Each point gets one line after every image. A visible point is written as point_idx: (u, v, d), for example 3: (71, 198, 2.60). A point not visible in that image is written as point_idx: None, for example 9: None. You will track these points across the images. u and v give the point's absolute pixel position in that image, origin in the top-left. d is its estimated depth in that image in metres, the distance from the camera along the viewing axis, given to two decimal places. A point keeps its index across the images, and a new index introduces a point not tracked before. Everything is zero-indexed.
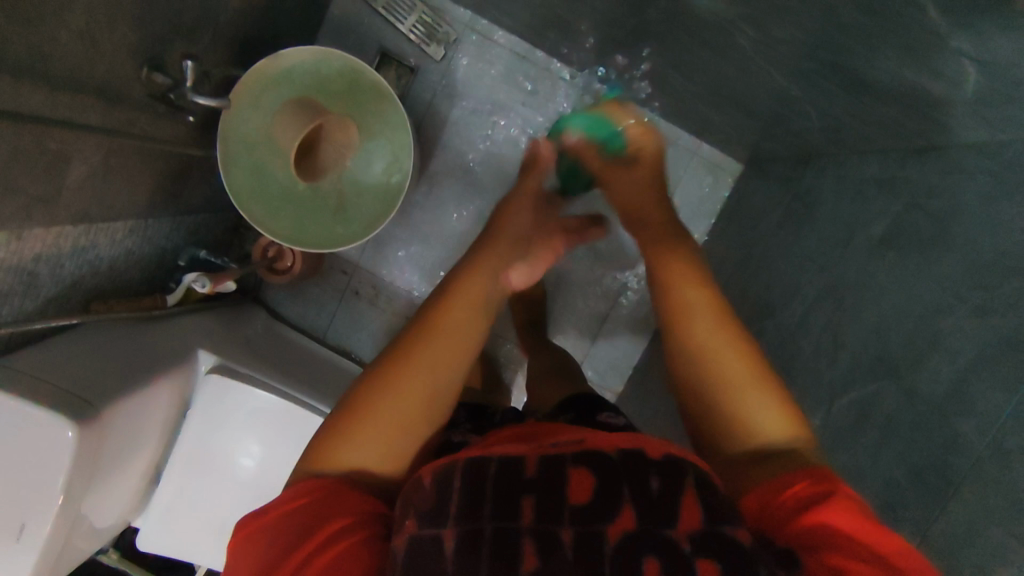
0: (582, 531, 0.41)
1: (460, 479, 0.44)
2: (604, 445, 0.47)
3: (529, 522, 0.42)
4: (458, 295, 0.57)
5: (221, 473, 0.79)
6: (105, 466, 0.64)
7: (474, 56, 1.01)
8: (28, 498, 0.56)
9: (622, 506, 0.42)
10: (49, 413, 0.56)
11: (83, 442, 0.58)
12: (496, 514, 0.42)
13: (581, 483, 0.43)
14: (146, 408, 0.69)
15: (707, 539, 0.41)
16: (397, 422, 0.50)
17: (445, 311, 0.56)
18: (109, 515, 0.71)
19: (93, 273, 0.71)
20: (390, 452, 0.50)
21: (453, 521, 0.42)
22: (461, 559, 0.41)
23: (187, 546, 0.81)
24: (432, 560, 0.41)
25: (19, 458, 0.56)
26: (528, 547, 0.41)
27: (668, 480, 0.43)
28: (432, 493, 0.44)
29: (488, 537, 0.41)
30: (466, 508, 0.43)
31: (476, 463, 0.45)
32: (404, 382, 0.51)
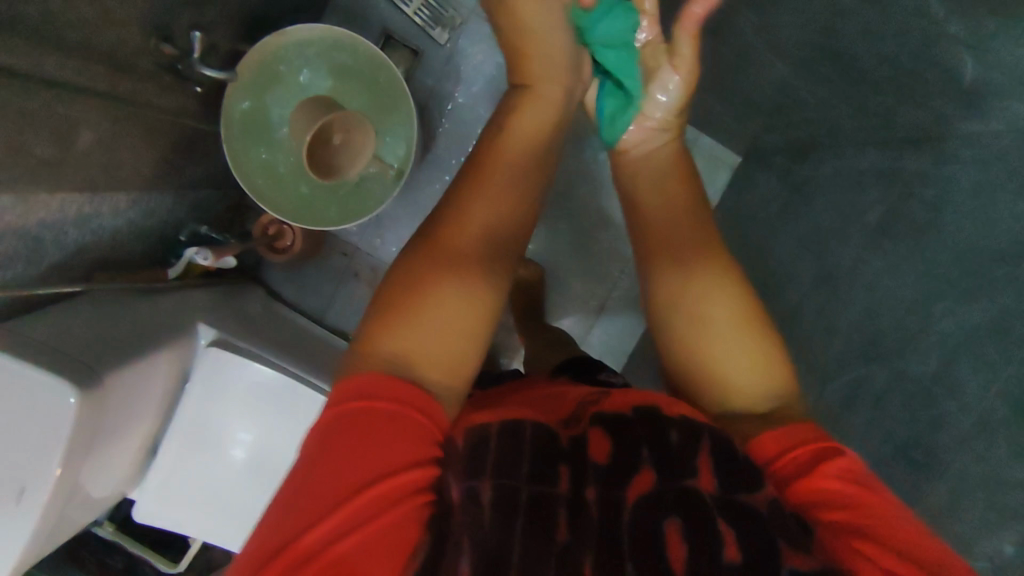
0: (607, 499, 0.41)
1: (495, 434, 0.43)
2: (620, 407, 0.47)
3: (564, 489, 0.41)
4: (453, 216, 0.53)
5: (220, 446, 0.79)
6: (102, 436, 0.64)
7: (478, 40, 1.02)
8: (30, 462, 0.56)
9: (642, 467, 0.42)
10: (52, 377, 0.56)
11: (86, 406, 0.58)
12: (530, 475, 0.41)
13: (599, 452, 0.43)
14: (144, 378, 0.69)
15: (728, 499, 0.41)
16: (423, 334, 0.46)
17: (451, 232, 0.52)
18: (106, 486, 0.71)
19: (96, 243, 0.71)
20: (424, 364, 0.45)
21: (489, 479, 0.40)
22: (495, 516, 0.39)
23: (181, 521, 0.80)
24: (469, 509, 0.40)
25: (22, 421, 0.56)
26: (563, 513, 0.40)
27: (686, 442, 0.43)
28: (461, 444, 0.43)
29: (523, 502, 0.40)
30: (502, 468, 0.41)
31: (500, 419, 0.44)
32: (430, 295, 0.48)
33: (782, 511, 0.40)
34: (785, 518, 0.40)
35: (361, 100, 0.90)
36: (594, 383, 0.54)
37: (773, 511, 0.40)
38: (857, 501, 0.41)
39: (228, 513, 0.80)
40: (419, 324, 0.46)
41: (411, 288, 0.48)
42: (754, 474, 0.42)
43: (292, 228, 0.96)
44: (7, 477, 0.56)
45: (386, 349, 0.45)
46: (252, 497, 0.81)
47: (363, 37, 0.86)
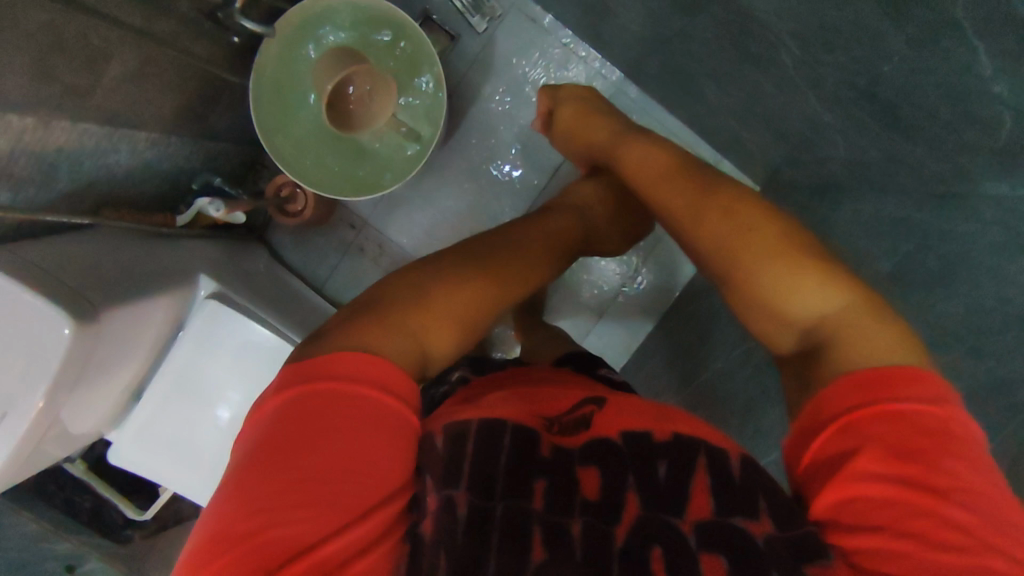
0: (590, 523, 0.41)
1: (473, 445, 0.43)
2: (610, 428, 0.47)
3: (540, 508, 0.41)
4: (512, 255, 0.61)
5: (204, 399, 0.76)
6: (89, 374, 0.63)
7: (515, 34, 1.02)
8: (16, 388, 0.56)
9: (628, 498, 0.42)
10: (49, 305, 0.55)
11: (77, 341, 0.57)
12: (505, 497, 0.42)
13: (588, 475, 0.43)
14: (139, 321, 0.67)
15: (714, 529, 0.41)
16: (441, 318, 0.51)
17: (497, 269, 0.58)
18: (84, 424, 0.69)
19: (109, 179, 0.70)
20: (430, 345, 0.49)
21: (466, 491, 0.41)
22: (469, 538, 0.40)
23: (156, 471, 0.77)
24: (450, 528, 0.40)
25: (11, 346, 0.55)
26: (539, 532, 0.40)
27: (676, 468, 0.43)
28: (443, 454, 0.43)
29: (498, 520, 0.40)
30: (477, 482, 0.42)
31: (489, 433, 0.44)
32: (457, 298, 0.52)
33: (784, 544, 0.40)
34: (783, 554, 0.39)
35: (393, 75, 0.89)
36: (592, 392, 0.54)
37: (772, 543, 0.40)
38: (898, 502, 0.38)
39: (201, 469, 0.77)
40: (445, 320, 0.51)
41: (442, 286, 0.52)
42: (750, 503, 0.42)
43: (307, 192, 0.95)
44: None
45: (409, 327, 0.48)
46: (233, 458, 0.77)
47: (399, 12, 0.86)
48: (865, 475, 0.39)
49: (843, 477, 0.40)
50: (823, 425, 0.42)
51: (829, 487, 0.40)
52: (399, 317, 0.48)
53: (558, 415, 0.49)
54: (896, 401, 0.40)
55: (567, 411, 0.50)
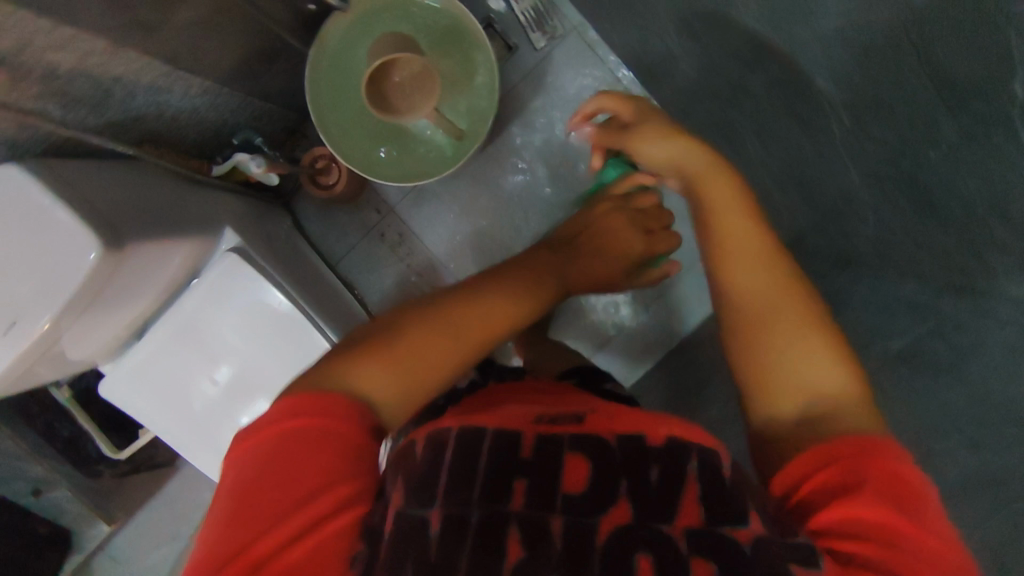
0: (575, 520, 0.42)
1: (450, 452, 0.45)
2: (604, 431, 0.47)
3: (518, 508, 0.42)
4: (483, 301, 0.55)
5: (204, 347, 0.75)
6: (102, 301, 0.63)
7: (571, 57, 1.04)
8: (32, 301, 0.56)
9: (617, 498, 0.42)
10: (82, 227, 0.56)
11: (99, 265, 0.57)
12: (483, 500, 0.43)
13: (575, 472, 0.44)
14: (159, 259, 0.67)
15: (701, 537, 0.40)
16: (410, 364, 0.49)
17: (474, 309, 0.54)
18: (82, 350, 0.69)
19: (157, 115, 0.71)
20: (396, 391, 0.48)
21: (439, 505, 0.42)
22: (443, 543, 0.41)
23: (143, 412, 0.76)
24: (415, 536, 0.41)
25: (36, 260, 0.55)
26: (516, 534, 0.41)
27: (669, 476, 0.43)
28: (421, 462, 0.45)
29: (475, 524, 0.41)
30: (450, 490, 0.43)
31: (466, 440, 0.46)
32: (425, 340, 0.50)
33: (772, 548, 0.40)
34: (774, 556, 0.39)
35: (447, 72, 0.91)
36: (593, 401, 0.55)
37: (757, 549, 0.40)
38: (889, 530, 0.38)
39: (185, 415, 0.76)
40: (410, 366, 0.49)
41: (405, 329, 0.50)
42: (738, 506, 0.42)
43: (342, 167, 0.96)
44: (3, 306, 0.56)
45: (373, 374, 0.47)
46: (224, 412, 0.77)
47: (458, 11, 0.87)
48: (858, 497, 0.40)
49: (838, 498, 0.40)
50: (807, 462, 0.43)
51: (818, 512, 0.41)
52: (336, 373, 0.47)
53: (555, 416, 0.50)
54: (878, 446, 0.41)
55: (565, 413, 0.51)
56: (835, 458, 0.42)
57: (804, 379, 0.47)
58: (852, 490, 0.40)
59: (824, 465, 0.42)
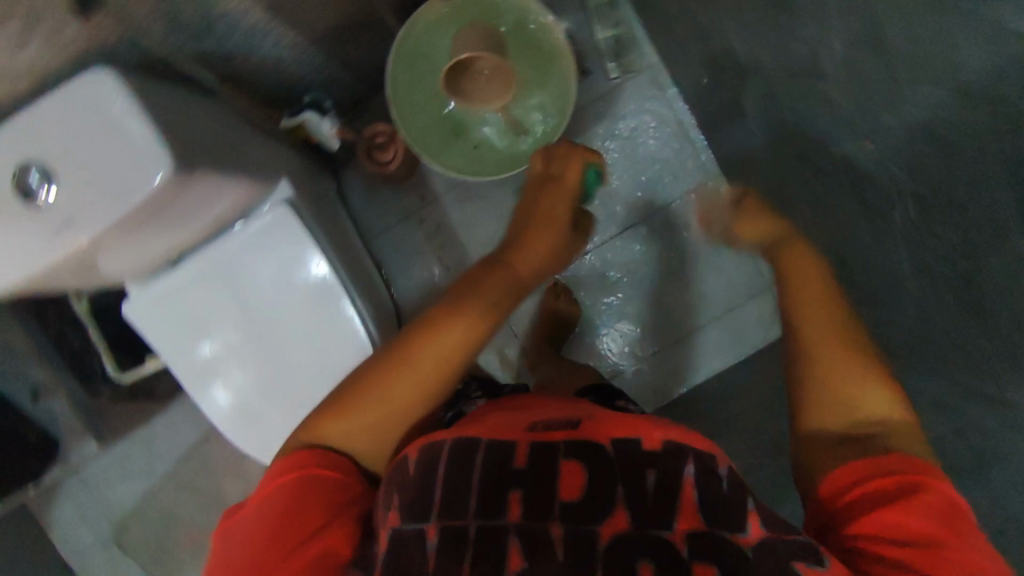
0: (573, 526, 0.42)
1: (444, 466, 0.46)
2: (601, 434, 0.47)
3: (516, 519, 0.43)
4: (417, 361, 0.51)
5: (234, 289, 0.74)
6: (155, 221, 0.62)
7: (641, 93, 1.06)
8: (91, 205, 0.54)
9: (614, 505, 0.42)
10: (158, 142, 0.55)
11: (167, 183, 0.55)
12: (479, 514, 0.43)
13: (570, 476, 0.44)
14: (218, 193, 0.66)
15: (702, 544, 0.40)
16: (364, 419, 0.51)
17: (411, 358, 0.51)
18: (118, 265, 0.68)
19: (245, 57, 0.72)
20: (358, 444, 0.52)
21: (437, 519, 0.44)
22: (441, 558, 0.42)
23: (158, 341, 0.75)
24: (415, 552, 0.43)
25: (106, 164, 0.54)
26: (515, 544, 0.41)
27: (666, 477, 0.43)
28: (415, 477, 0.46)
29: (472, 536, 0.42)
30: (445, 506, 0.44)
31: (460, 455, 0.47)
32: (376, 400, 0.51)
33: (772, 552, 0.40)
34: (775, 563, 0.39)
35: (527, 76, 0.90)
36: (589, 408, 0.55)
37: (759, 554, 0.40)
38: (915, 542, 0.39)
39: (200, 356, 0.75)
40: (369, 422, 0.51)
41: (353, 388, 0.52)
42: (738, 513, 0.42)
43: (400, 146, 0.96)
44: (61, 203, 0.54)
45: (337, 431, 0.51)
46: (237, 355, 0.76)
47: (547, 19, 0.87)
48: (906, 511, 0.40)
49: (890, 511, 0.41)
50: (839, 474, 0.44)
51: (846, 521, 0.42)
52: (317, 430, 0.52)
53: (549, 423, 0.50)
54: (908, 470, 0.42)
55: (560, 420, 0.51)
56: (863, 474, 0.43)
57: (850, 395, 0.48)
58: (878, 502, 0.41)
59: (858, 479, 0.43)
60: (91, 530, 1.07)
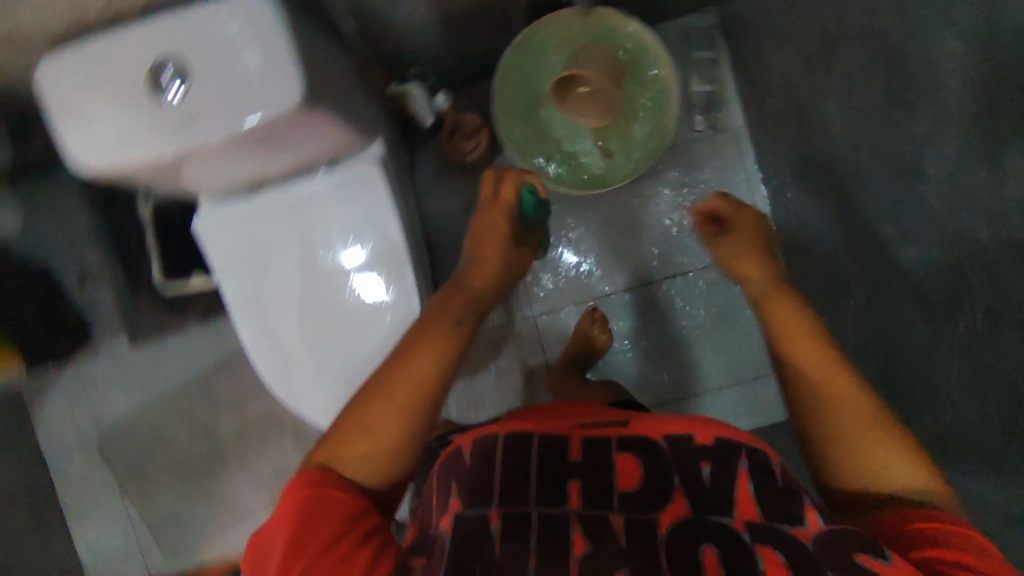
0: (635, 516, 0.44)
1: (501, 458, 0.48)
2: (654, 434, 0.50)
3: (577, 506, 0.45)
4: (400, 382, 0.52)
5: (306, 228, 0.75)
6: (261, 144, 0.63)
7: (719, 152, 1.05)
8: (213, 111, 0.56)
9: (672, 495, 0.45)
10: (295, 73, 0.56)
11: (285, 116, 0.57)
12: (542, 500, 0.45)
13: (630, 468, 0.47)
14: (323, 137, 0.67)
15: (762, 530, 0.42)
16: (365, 430, 0.50)
17: (395, 377, 0.52)
18: (207, 178, 0.69)
19: (371, 16, 0.72)
20: (367, 456, 0.50)
21: (499, 506, 0.45)
22: (506, 543, 0.43)
23: (220, 260, 0.76)
24: (478, 536, 0.43)
25: (240, 78, 0.55)
26: (580, 529, 0.43)
27: (719, 472, 0.46)
28: (475, 464, 0.49)
29: (535, 521, 0.44)
30: (506, 494, 0.46)
31: (518, 444, 0.49)
32: (372, 415, 0.51)
33: (830, 540, 0.41)
34: (832, 552, 0.41)
35: (632, 107, 0.89)
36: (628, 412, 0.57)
37: (817, 543, 0.41)
38: None
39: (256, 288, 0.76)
40: (371, 433, 0.50)
41: (354, 406, 0.52)
42: (794, 508, 0.44)
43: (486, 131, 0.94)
44: (186, 101, 0.56)
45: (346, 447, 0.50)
46: (292, 293, 0.76)
47: (663, 59, 0.86)
48: (965, 555, 0.40)
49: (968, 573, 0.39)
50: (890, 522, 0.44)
51: (909, 557, 0.41)
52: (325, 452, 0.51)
53: (601, 422, 0.53)
54: (950, 521, 0.42)
55: (609, 419, 0.54)
56: (915, 524, 0.43)
57: (884, 459, 0.47)
58: (930, 543, 0.41)
59: (913, 522, 0.43)
60: (77, 428, 1.06)
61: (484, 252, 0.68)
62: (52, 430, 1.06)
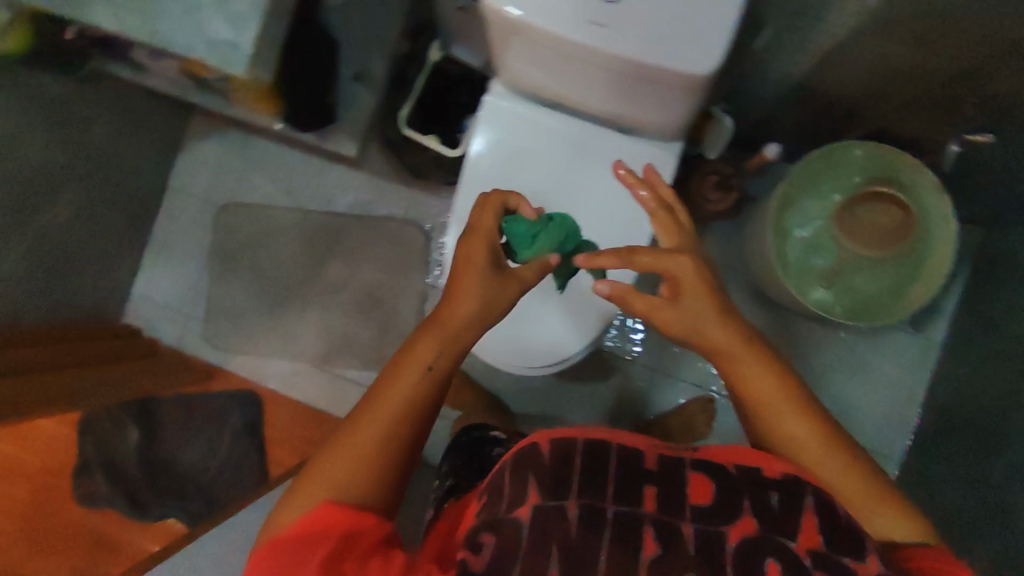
0: (706, 531, 0.40)
1: (580, 458, 0.43)
2: (725, 459, 0.45)
3: (651, 512, 0.41)
4: (396, 385, 0.46)
5: (574, 171, 0.74)
6: (623, 81, 0.61)
7: (901, 349, 0.99)
8: (631, 31, 0.55)
9: (742, 510, 0.41)
10: (721, 49, 0.54)
11: (681, 76, 0.56)
12: (616, 505, 0.41)
13: (701, 483, 0.42)
14: (665, 112, 0.66)
15: (828, 565, 0.39)
16: (348, 460, 0.44)
17: (382, 395, 0.46)
18: (538, 74, 0.67)
19: None
20: (357, 483, 0.44)
21: (579, 497, 0.41)
22: (581, 536, 0.40)
23: (483, 143, 0.75)
24: (547, 541, 0.40)
25: (676, 20, 0.54)
26: (652, 531, 0.40)
27: (790, 500, 0.41)
28: (547, 462, 0.43)
29: (611, 519, 0.41)
30: (576, 496, 0.41)
31: (591, 451, 0.43)
32: (359, 439, 0.45)
33: None
34: None
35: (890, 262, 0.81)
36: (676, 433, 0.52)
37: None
38: None
39: (488, 190, 0.75)
40: (361, 457, 0.44)
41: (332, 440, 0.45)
42: (859, 540, 0.40)
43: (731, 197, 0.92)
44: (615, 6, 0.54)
45: (328, 482, 0.43)
46: None
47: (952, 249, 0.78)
48: None
49: None
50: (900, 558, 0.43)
51: None
52: (301, 494, 0.44)
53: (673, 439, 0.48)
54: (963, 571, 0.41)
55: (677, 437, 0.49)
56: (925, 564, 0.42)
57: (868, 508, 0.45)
58: None
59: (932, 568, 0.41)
60: (210, 187, 1.07)
61: (460, 286, 0.50)
62: (188, 173, 1.07)
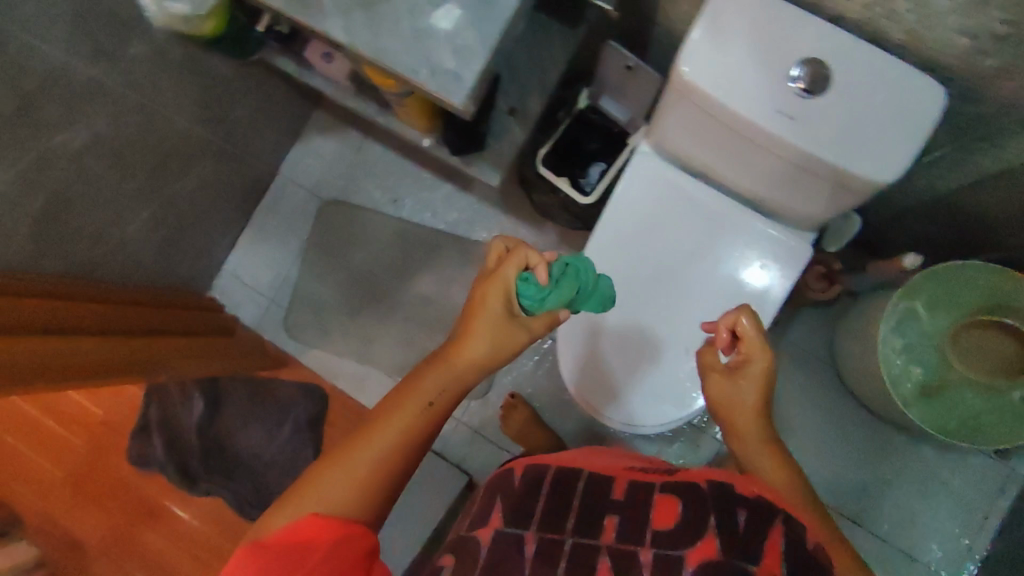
0: (662, 554, 0.40)
1: (547, 488, 0.47)
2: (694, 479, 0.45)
3: (608, 539, 0.42)
4: (400, 413, 0.46)
5: (705, 241, 0.75)
6: (786, 171, 0.62)
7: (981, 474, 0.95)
8: (820, 128, 0.56)
9: (704, 532, 0.40)
10: (906, 162, 0.55)
11: (857, 179, 0.57)
12: (574, 531, 0.44)
13: (668, 509, 0.42)
14: (814, 207, 0.67)
15: None
16: (341, 479, 0.43)
17: (392, 419, 0.45)
18: (694, 147, 0.69)
19: None
20: (353, 502, 0.43)
21: (537, 526, 0.45)
22: (538, 564, 0.42)
23: (621, 197, 0.76)
24: (514, 558, 0.43)
25: (866, 126, 0.55)
26: (606, 560, 0.41)
27: (752, 520, 0.40)
28: (521, 486, 0.48)
29: (565, 551, 0.43)
30: (545, 523, 0.45)
31: (566, 480, 0.48)
32: (364, 459, 0.44)
33: None
34: None
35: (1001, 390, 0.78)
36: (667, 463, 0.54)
37: None
38: None
39: (615, 244, 0.76)
40: (360, 476, 0.43)
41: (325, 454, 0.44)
42: None
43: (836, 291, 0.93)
44: (809, 102, 0.56)
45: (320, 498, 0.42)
46: (644, 269, 0.76)
47: None
48: None
49: None
50: None
51: None
52: (285, 505, 0.42)
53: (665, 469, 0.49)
54: None
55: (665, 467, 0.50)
56: None
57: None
58: None
59: None
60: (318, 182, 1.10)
61: (472, 327, 0.49)
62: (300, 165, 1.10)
